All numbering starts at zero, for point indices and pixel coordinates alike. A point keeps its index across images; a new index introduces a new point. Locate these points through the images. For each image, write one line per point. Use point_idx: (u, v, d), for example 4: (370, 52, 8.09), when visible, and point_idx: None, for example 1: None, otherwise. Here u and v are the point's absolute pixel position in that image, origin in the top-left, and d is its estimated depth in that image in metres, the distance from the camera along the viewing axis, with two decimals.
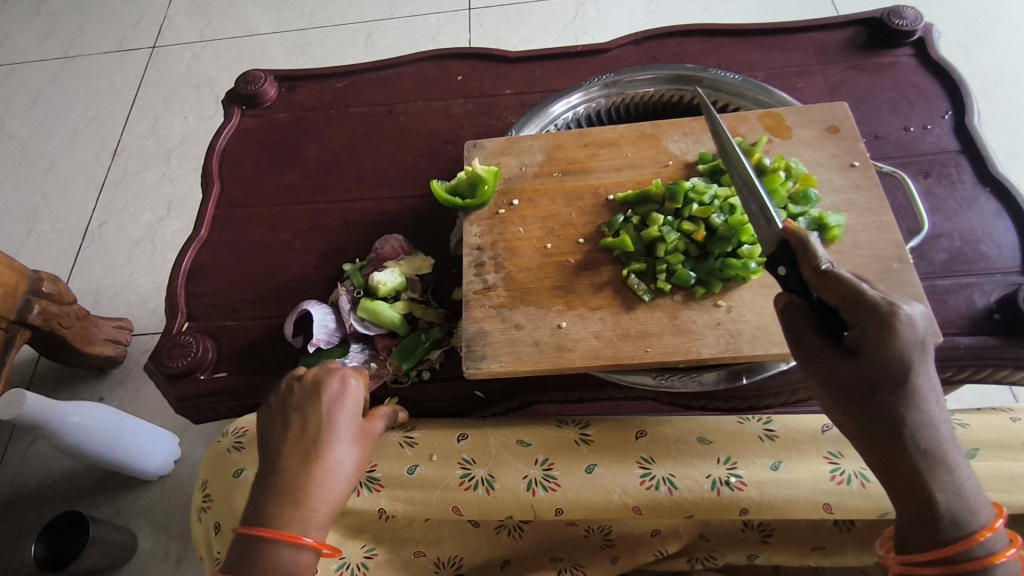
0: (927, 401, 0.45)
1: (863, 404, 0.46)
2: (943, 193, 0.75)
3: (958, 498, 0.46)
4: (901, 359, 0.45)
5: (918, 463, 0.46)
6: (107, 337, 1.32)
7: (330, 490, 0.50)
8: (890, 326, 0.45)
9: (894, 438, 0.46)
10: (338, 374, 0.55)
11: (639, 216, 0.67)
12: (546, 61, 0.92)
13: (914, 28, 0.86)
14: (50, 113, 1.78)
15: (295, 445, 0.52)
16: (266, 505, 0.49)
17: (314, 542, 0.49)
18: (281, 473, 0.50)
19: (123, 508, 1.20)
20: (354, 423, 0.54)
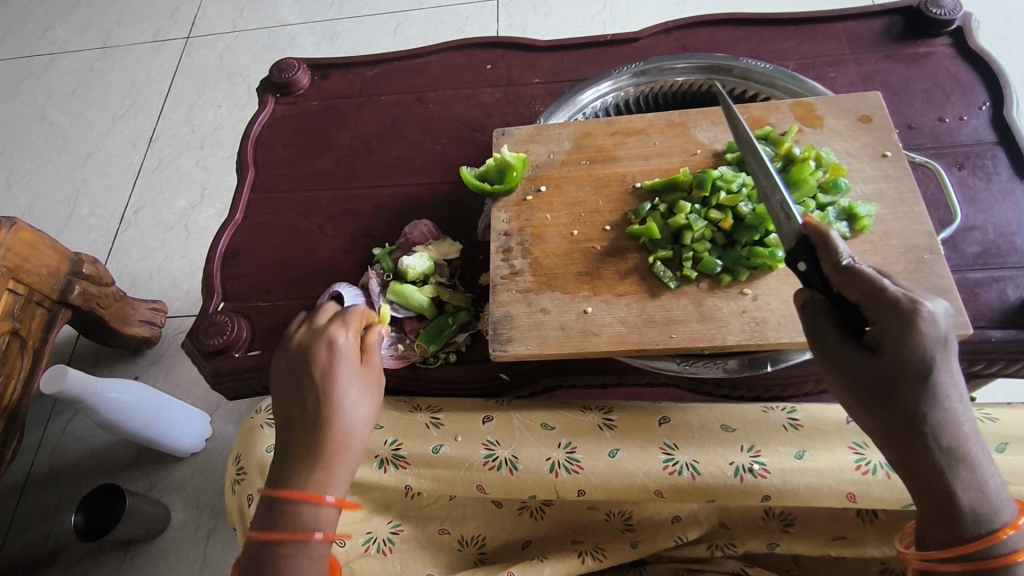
0: (949, 398, 0.45)
1: (884, 401, 0.46)
2: (977, 185, 0.73)
3: (980, 496, 0.46)
4: (922, 356, 0.45)
5: (937, 459, 0.46)
6: (143, 319, 1.36)
7: (340, 448, 0.55)
8: (912, 322, 0.45)
9: (914, 435, 0.46)
10: (326, 340, 0.58)
11: (667, 204, 0.68)
12: (575, 50, 0.93)
13: (951, 18, 0.84)
14: (89, 101, 1.84)
15: (299, 413, 0.56)
16: (285, 469, 0.54)
17: (335, 499, 0.54)
18: (294, 440, 0.55)
19: (157, 482, 1.25)
20: (353, 380, 0.57)
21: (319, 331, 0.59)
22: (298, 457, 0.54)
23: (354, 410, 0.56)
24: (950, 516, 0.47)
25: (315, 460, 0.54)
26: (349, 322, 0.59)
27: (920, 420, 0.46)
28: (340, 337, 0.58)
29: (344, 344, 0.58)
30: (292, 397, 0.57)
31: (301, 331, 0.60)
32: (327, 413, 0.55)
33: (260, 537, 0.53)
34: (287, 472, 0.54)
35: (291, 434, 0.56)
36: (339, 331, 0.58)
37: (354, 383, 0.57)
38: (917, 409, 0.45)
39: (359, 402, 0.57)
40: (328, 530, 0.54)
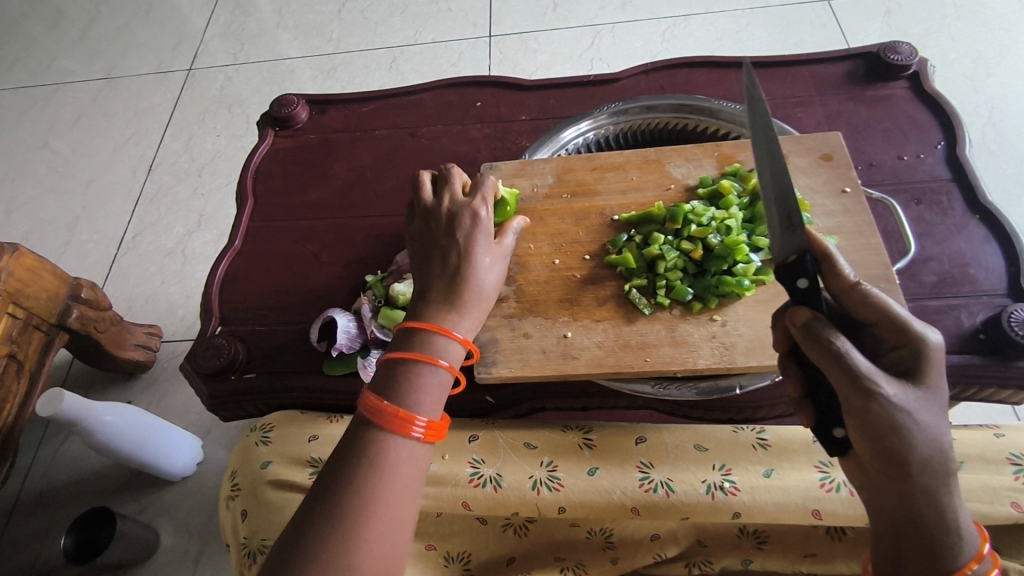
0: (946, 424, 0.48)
1: (911, 428, 0.46)
2: (933, 219, 0.79)
3: (963, 518, 0.49)
4: (936, 381, 0.47)
5: (944, 484, 0.47)
6: (138, 343, 1.39)
7: (472, 306, 0.61)
8: (929, 345, 0.47)
9: (931, 459, 0.47)
10: (471, 211, 0.65)
11: (642, 236, 0.72)
12: (560, 89, 0.98)
13: (909, 63, 0.90)
14: (91, 130, 1.89)
15: (441, 267, 0.63)
16: (424, 311, 0.60)
17: (462, 338, 0.59)
18: (433, 289, 0.61)
19: (148, 505, 1.26)
20: (488, 248, 0.64)
21: (461, 203, 0.66)
22: (440, 305, 0.60)
23: (488, 274, 0.63)
24: (936, 541, 0.48)
25: (453, 314, 0.60)
26: (488, 200, 0.67)
27: (938, 445, 0.47)
28: (482, 212, 0.65)
29: (485, 216, 0.65)
30: (436, 255, 0.64)
31: (447, 199, 0.67)
32: (469, 270, 0.62)
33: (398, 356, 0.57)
34: (425, 313, 0.60)
35: (431, 287, 0.62)
36: (481, 206, 0.65)
37: (491, 250, 0.64)
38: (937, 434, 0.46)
39: (491, 267, 0.64)
40: (452, 364, 0.58)
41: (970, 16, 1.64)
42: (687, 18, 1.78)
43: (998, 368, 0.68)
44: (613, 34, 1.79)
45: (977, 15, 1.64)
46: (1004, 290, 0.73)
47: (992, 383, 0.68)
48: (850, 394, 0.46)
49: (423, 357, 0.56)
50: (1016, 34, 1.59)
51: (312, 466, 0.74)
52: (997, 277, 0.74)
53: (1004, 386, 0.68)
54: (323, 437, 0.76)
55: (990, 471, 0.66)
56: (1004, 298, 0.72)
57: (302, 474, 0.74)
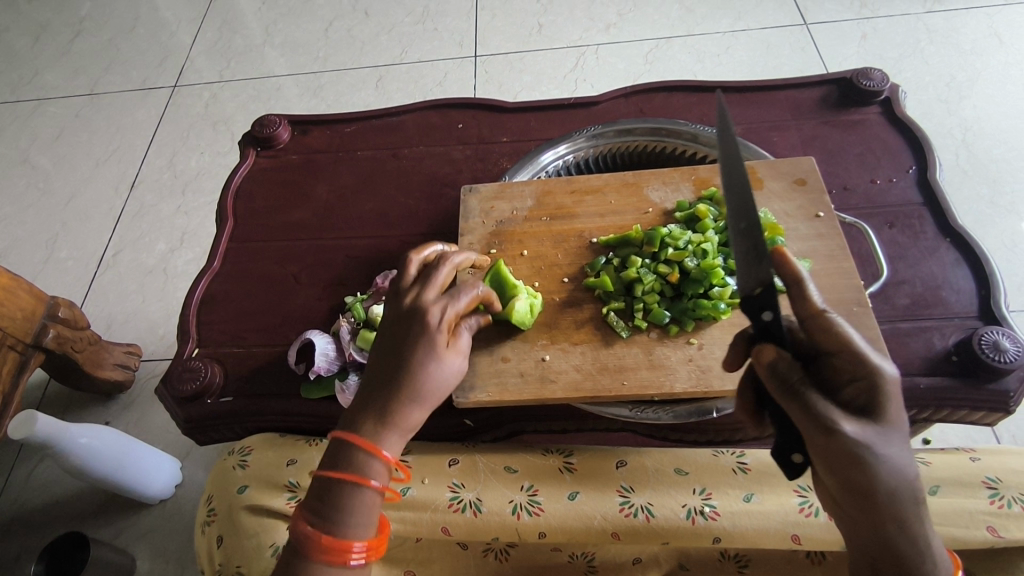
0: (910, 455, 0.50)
1: (875, 461, 0.47)
2: (906, 242, 0.80)
3: (936, 546, 0.50)
4: (896, 412, 0.49)
5: (913, 513, 0.48)
6: (116, 362, 1.37)
7: (417, 422, 0.59)
8: (886, 377, 0.49)
9: (899, 491, 0.48)
10: (423, 315, 0.60)
11: (619, 258, 0.73)
12: (541, 111, 0.99)
13: (881, 89, 0.92)
14: (73, 146, 1.87)
15: (383, 373, 0.59)
16: (357, 420, 0.57)
17: (391, 456, 0.57)
18: (372, 396, 0.58)
19: (123, 530, 1.23)
20: (437, 356, 0.59)
21: (420, 302, 0.61)
22: (383, 422, 0.57)
23: (441, 389, 0.60)
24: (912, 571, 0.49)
25: (395, 432, 0.57)
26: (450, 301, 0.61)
27: (904, 475, 0.48)
28: (448, 315, 0.60)
29: (450, 319, 0.60)
30: (389, 359, 0.59)
31: (414, 290, 0.62)
32: (421, 385, 0.58)
33: (329, 474, 0.56)
34: (356, 421, 0.57)
35: (377, 398, 0.58)
36: (436, 310, 0.60)
37: (439, 359, 0.59)
38: (903, 466, 0.47)
39: (438, 378, 0.59)
40: (380, 482, 0.56)
41: (943, 41, 1.69)
42: (670, 40, 1.82)
43: (970, 390, 0.68)
44: (597, 55, 1.82)
45: (950, 39, 1.69)
46: (975, 313, 0.74)
47: (964, 406, 0.69)
48: (813, 430, 0.48)
49: (353, 478, 0.55)
50: (987, 59, 1.64)
51: (291, 490, 0.74)
52: (969, 300, 0.75)
53: (976, 408, 0.69)
54: (301, 461, 0.75)
55: (965, 495, 0.67)
56: (975, 320, 0.73)
57: (281, 499, 0.74)
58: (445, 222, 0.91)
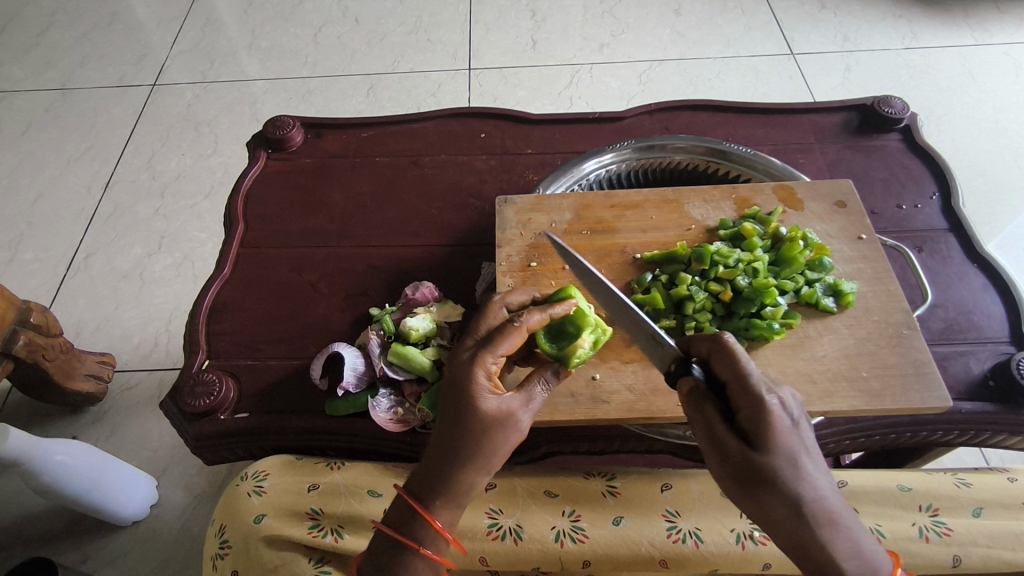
0: (818, 476, 0.47)
1: (759, 491, 0.47)
2: (935, 266, 0.81)
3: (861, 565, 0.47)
4: (778, 440, 0.47)
5: (820, 539, 0.46)
6: (89, 373, 1.27)
7: (477, 484, 0.56)
8: (768, 407, 0.47)
9: (792, 520, 0.47)
10: (467, 368, 0.55)
11: (667, 275, 0.71)
12: (565, 124, 0.98)
13: (902, 116, 0.94)
14: (41, 143, 1.76)
15: (436, 434, 0.56)
16: (415, 481, 0.56)
17: (442, 525, 0.55)
18: (426, 457, 0.56)
19: (90, 555, 1.13)
20: (489, 411, 0.54)
21: (463, 353, 0.57)
22: (439, 496, 0.54)
23: (500, 448, 0.55)
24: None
25: (449, 502, 0.55)
26: (498, 350, 0.55)
27: (793, 502, 0.46)
28: (491, 362, 0.55)
29: (491, 367, 0.56)
30: (439, 420, 0.56)
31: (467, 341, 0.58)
32: (472, 447, 0.54)
33: (395, 535, 0.55)
34: (417, 482, 0.56)
35: (429, 460, 0.55)
36: (483, 360, 0.55)
37: (490, 414, 0.54)
38: (789, 493, 0.46)
39: (490, 437, 0.54)
40: (434, 550, 0.55)
41: (921, 77, 1.75)
42: (662, 62, 1.84)
43: (1008, 415, 0.69)
44: (592, 74, 1.82)
45: (927, 74, 1.76)
46: (1007, 339, 0.75)
47: (1002, 430, 0.70)
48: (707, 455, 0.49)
49: (410, 541, 0.55)
50: (962, 95, 1.71)
51: (313, 518, 0.68)
52: (999, 326, 0.76)
53: (1013, 433, 0.70)
54: (324, 485, 0.70)
55: (1008, 517, 0.66)
56: (1007, 345, 0.74)
57: (302, 528, 0.67)
58: (472, 233, 0.88)
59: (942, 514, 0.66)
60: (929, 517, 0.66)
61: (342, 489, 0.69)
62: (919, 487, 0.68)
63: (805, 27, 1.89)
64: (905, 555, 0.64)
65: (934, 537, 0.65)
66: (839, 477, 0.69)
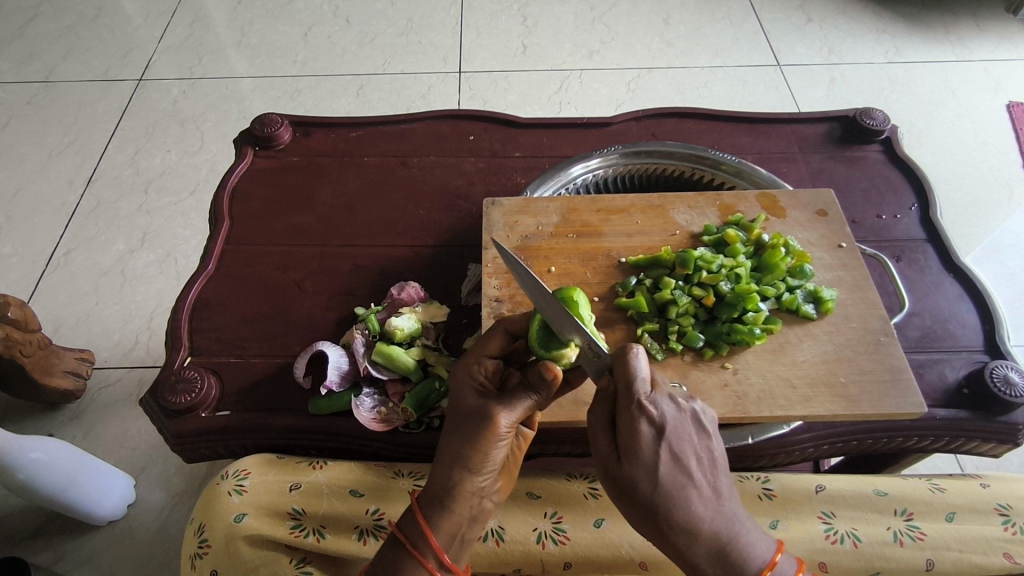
0: (682, 485, 0.50)
1: (622, 492, 0.51)
2: (913, 276, 0.83)
3: (726, 566, 0.50)
4: (636, 450, 0.50)
5: (677, 541, 0.50)
6: (67, 369, 1.25)
7: (471, 485, 0.54)
8: (631, 418, 0.50)
9: (650, 522, 0.51)
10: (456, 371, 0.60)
11: (651, 279, 0.72)
12: (553, 129, 0.99)
13: (882, 128, 0.96)
14: (22, 135, 1.74)
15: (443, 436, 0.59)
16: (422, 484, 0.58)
17: (423, 522, 0.54)
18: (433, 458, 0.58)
19: (64, 554, 1.11)
20: (468, 405, 0.56)
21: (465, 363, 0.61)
22: (430, 496, 0.54)
23: (488, 441, 0.54)
24: None
25: (439, 502, 0.54)
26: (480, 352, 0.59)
27: (649, 508, 0.50)
28: (475, 368, 0.58)
29: (475, 365, 0.58)
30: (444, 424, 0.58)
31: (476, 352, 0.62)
32: (454, 439, 0.55)
33: (398, 536, 0.55)
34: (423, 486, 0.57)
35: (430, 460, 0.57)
36: (469, 361, 0.59)
37: (471, 406, 0.56)
38: (645, 503, 0.50)
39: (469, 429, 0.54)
40: (420, 551, 0.54)
41: (904, 91, 1.79)
42: (651, 70, 1.86)
43: (981, 422, 0.70)
44: (581, 80, 1.84)
45: (910, 88, 1.79)
46: (981, 347, 0.77)
47: (976, 438, 0.71)
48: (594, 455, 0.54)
49: (402, 539, 0.54)
50: (942, 110, 1.74)
51: (294, 518, 0.68)
52: (974, 334, 0.78)
53: (986, 440, 0.71)
54: (305, 484, 0.69)
55: (980, 522, 0.67)
56: (981, 354, 0.76)
57: (283, 528, 0.67)
58: (458, 234, 0.88)
59: (916, 518, 0.68)
60: (904, 521, 0.67)
61: (323, 489, 0.69)
62: (894, 492, 0.69)
63: (790, 39, 1.92)
64: (880, 558, 0.65)
65: (909, 541, 0.66)
66: (817, 481, 0.70)
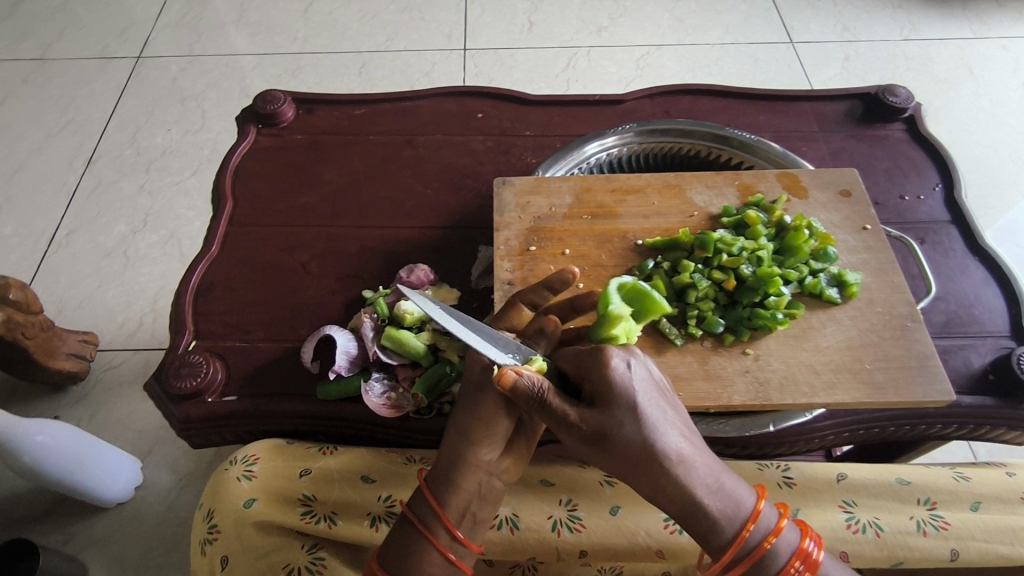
0: (661, 420, 0.51)
1: (609, 445, 0.50)
2: (938, 259, 0.80)
3: (718, 495, 0.51)
4: (613, 392, 0.51)
5: (676, 474, 0.50)
6: (71, 352, 1.24)
7: (476, 460, 0.54)
8: (606, 364, 0.52)
9: (650, 466, 0.50)
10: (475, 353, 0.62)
11: (669, 263, 0.70)
12: (565, 106, 0.95)
13: (905, 106, 0.93)
14: (20, 113, 1.71)
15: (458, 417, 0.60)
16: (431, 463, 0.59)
17: (429, 498, 0.54)
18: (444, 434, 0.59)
19: (73, 536, 1.11)
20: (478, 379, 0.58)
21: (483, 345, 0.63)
22: (435, 473, 0.55)
23: (498, 418, 0.55)
24: (713, 524, 0.51)
25: (444, 478, 0.54)
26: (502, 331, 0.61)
27: (643, 447, 0.50)
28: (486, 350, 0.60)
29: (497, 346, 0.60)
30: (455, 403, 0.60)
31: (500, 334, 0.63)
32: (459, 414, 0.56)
33: (408, 517, 0.55)
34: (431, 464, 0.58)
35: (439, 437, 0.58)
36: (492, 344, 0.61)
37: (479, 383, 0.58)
38: (637, 440, 0.50)
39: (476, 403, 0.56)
40: (429, 529, 0.54)
41: (920, 69, 1.74)
42: (660, 48, 1.81)
43: (1008, 409, 0.68)
44: (589, 58, 1.79)
45: (925, 65, 1.75)
46: (1007, 332, 0.74)
47: (1002, 425, 0.69)
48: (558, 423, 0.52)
49: (412, 518, 0.55)
50: (959, 88, 1.70)
51: (305, 504, 0.66)
52: (999, 319, 0.75)
53: (1012, 427, 0.69)
54: (317, 471, 0.68)
55: (1005, 511, 0.66)
56: (1007, 339, 0.74)
57: (293, 514, 0.65)
58: (468, 214, 0.85)
59: (940, 507, 0.66)
60: (927, 511, 0.66)
61: (334, 476, 0.68)
62: (917, 481, 0.67)
63: (804, 15, 1.87)
64: (903, 548, 0.64)
65: (932, 530, 0.64)
66: (839, 469, 0.69)
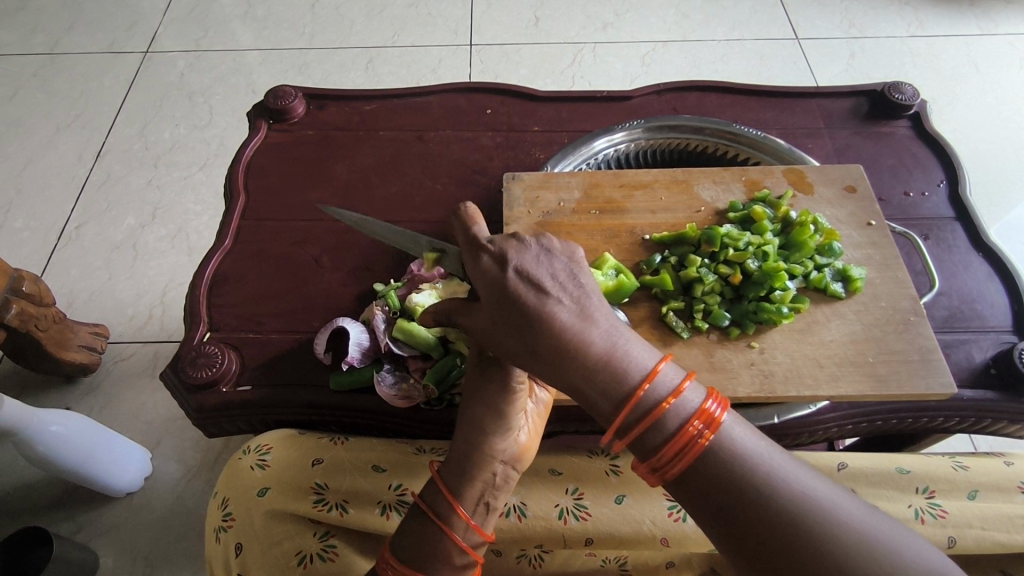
0: (535, 302, 0.48)
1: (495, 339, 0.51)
2: (941, 254, 0.81)
3: (605, 369, 0.47)
4: (481, 286, 0.50)
5: (549, 357, 0.48)
6: (82, 344, 1.25)
7: (490, 448, 0.56)
8: (475, 259, 0.51)
9: (527, 354, 0.49)
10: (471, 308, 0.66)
11: (676, 257, 0.71)
12: (572, 102, 0.96)
13: (911, 103, 0.93)
14: (29, 108, 1.72)
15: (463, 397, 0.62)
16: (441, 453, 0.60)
17: (444, 488, 0.56)
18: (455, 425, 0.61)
19: (84, 525, 1.13)
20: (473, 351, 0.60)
21: None
22: (449, 462, 0.57)
23: (507, 405, 0.57)
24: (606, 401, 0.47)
25: (458, 467, 0.56)
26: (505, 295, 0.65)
27: (516, 337, 0.49)
28: None
29: None
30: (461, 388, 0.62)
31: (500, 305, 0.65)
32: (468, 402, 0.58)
33: (421, 506, 0.56)
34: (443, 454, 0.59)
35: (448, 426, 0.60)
36: None
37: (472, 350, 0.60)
38: (509, 329, 0.49)
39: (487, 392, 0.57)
40: (444, 519, 0.55)
41: (925, 65, 1.74)
42: (666, 44, 1.81)
43: (1010, 402, 0.70)
44: (595, 53, 1.80)
45: (931, 62, 1.75)
46: (1009, 327, 0.75)
47: (1002, 417, 0.70)
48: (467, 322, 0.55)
49: (425, 507, 0.56)
50: (965, 85, 1.70)
51: (317, 492, 0.67)
52: (1002, 314, 0.76)
53: (1012, 420, 0.70)
54: (328, 460, 0.69)
55: (1002, 500, 0.67)
56: (1009, 334, 0.75)
57: (306, 503, 0.66)
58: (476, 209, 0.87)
59: (938, 496, 0.67)
60: (925, 499, 0.67)
61: (346, 465, 0.69)
62: (918, 470, 0.69)
63: (810, 12, 1.87)
64: None
65: (930, 518, 0.66)
66: (840, 459, 0.70)
